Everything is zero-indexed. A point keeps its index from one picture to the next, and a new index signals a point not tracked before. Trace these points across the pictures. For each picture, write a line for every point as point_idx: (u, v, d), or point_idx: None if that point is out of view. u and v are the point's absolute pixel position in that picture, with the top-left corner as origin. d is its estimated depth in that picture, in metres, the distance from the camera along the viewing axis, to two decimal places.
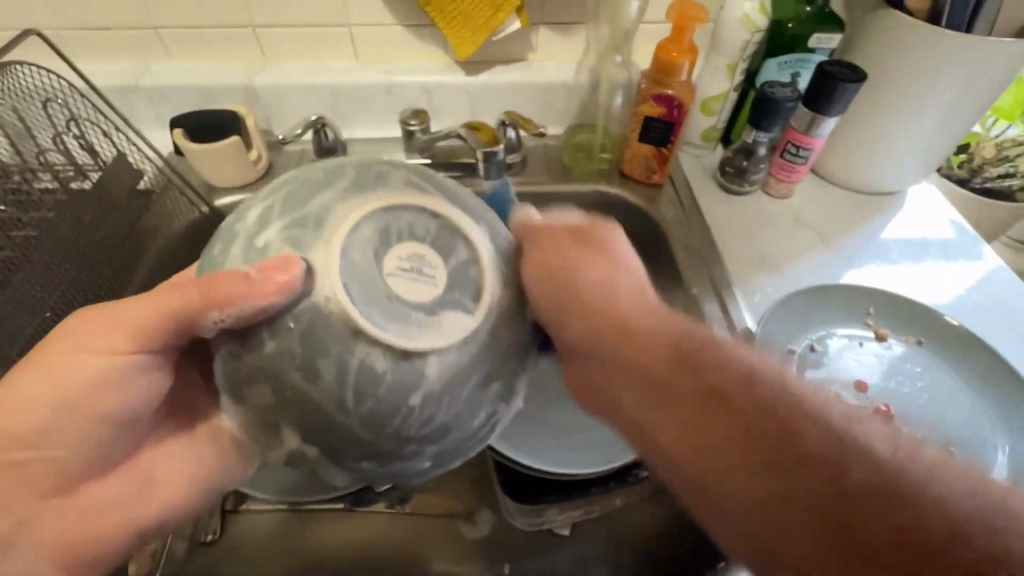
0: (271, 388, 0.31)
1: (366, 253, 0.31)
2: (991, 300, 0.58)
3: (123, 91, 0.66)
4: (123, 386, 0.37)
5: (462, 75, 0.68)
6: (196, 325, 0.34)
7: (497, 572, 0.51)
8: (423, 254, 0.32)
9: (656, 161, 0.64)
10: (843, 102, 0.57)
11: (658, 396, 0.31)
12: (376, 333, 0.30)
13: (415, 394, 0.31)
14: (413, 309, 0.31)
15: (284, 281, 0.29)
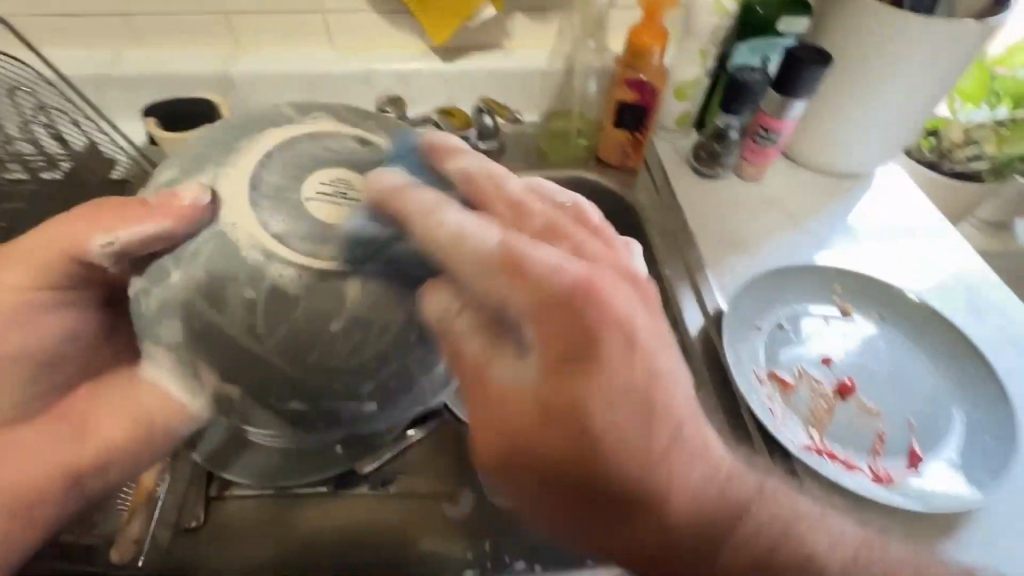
0: (180, 322, 0.34)
1: (282, 175, 0.34)
2: (950, 277, 0.61)
3: (94, 80, 0.66)
4: (31, 323, 0.39)
5: (439, 62, 0.68)
6: (86, 254, 0.36)
7: (479, 549, 0.52)
8: (349, 181, 0.35)
9: (631, 146, 0.65)
10: (809, 85, 0.58)
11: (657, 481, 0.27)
12: (287, 247, 0.33)
13: (336, 319, 0.33)
14: (334, 227, 0.34)
15: (183, 210, 0.33)
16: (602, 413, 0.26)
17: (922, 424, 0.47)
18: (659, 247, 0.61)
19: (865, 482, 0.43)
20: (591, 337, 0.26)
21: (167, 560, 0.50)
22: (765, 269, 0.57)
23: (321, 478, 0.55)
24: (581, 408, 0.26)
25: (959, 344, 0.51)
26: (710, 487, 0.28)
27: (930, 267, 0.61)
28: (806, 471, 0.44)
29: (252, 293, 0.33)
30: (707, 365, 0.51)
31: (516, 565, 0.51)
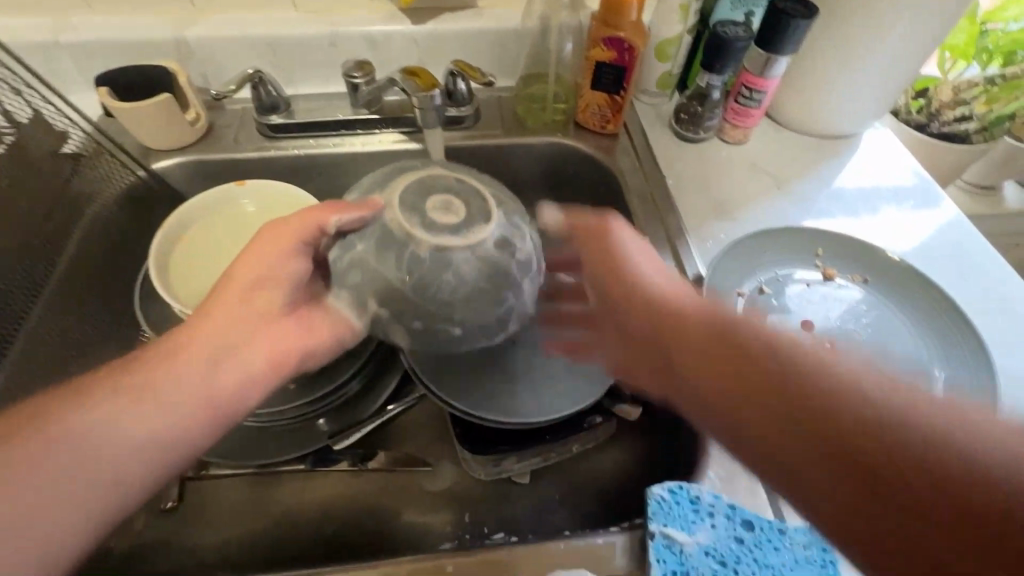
0: (361, 273, 0.44)
1: (410, 194, 0.45)
2: (935, 241, 0.60)
3: (40, 48, 0.62)
4: (279, 262, 0.41)
5: (408, 23, 0.64)
6: (319, 230, 0.43)
7: (458, 522, 0.52)
8: (450, 200, 0.45)
9: (610, 109, 0.63)
10: (795, 40, 0.55)
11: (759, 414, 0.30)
12: (420, 234, 0.43)
13: (446, 272, 0.43)
14: (443, 227, 0.44)
15: (373, 203, 0.44)
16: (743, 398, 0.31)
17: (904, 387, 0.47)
18: (637, 212, 0.60)
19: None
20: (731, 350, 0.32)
21: (142, 541, 0.50)
22: (746, 234, 0.55)
23: (298, 455, 0.53)
24: (740, 444, 0.31)
25: (943, 308, 0.50)
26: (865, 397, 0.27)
27: (916, 231, 0.60)
28: None
29: (395, 259, 0.43)
30: None
31: (495, 537, 0.50)
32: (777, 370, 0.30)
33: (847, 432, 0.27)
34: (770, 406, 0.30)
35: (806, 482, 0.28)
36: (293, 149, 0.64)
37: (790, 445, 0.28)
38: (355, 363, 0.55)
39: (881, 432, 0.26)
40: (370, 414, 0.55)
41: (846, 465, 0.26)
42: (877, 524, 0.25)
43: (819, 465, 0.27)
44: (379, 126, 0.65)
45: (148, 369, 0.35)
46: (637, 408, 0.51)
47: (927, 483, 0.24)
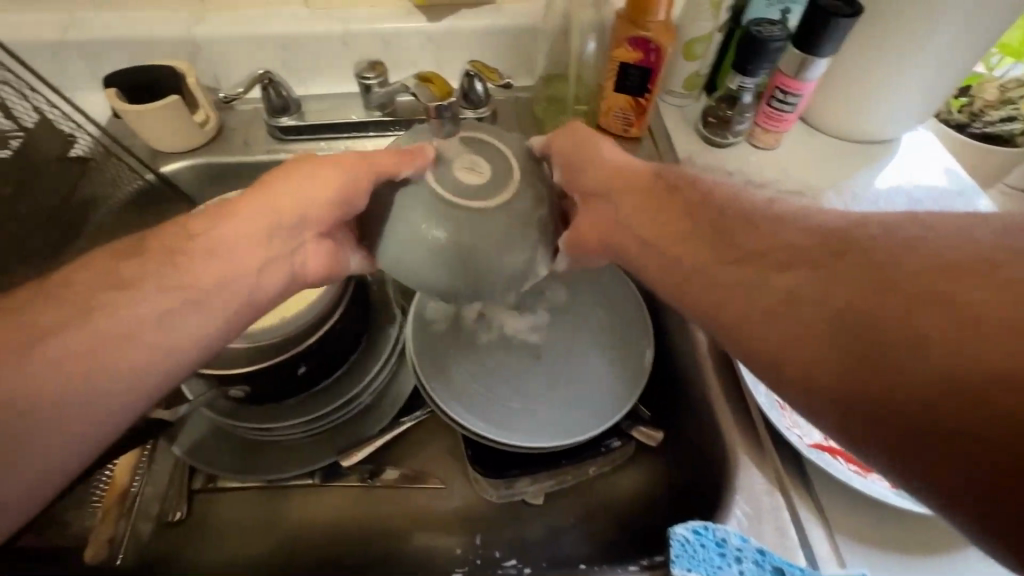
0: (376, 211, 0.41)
1: (451, 148, 0.41)
2: None
3: (50, 47, 0.60)
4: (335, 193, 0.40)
5: (423, 21, 0.62)
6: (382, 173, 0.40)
7: (469, 544, 0.50)
8: (479, 166, 0.40)
9: (633, 113, 0.60)
10: (835, 39, 0.52)
11: (745, 281, 0.32)
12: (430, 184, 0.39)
13: (429, 230, 0.38)
14: (454, 187, 0.39)
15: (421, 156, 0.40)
16: (727, 274, 0.33)
17: None
18: None
19: (880, 488, 0.39)
20: (723, 235, 0.35)
21: (148, 554, 0.49)
22: None
23: (306, 471, 0.52)
24: (749, 331, 0.31)
25: None
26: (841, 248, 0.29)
27: None
28: (815, 472, 0.41)
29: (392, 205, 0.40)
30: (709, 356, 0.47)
31: (507, 564, 0.48)
32: (767, 259, 0.32)
33: (842, 297, 0.27)
34: (772, 291, 0.31)
35: (804, 358, 0.28)
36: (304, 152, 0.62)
37: (789, 322, 0.29)
38: (384, 351, 0.55)
39: (877, 285, 0.26)
40: (381, 428, 0.54)
41: (849, 325, 0.27)
42: (884, 375, 0.25)
43: (815, 337, 0.28)
44: (392, 128, 0.63)
45: (199, 265, 0.36)
46: (657, 432, 0.49)
47: (916, 331, 0.24)
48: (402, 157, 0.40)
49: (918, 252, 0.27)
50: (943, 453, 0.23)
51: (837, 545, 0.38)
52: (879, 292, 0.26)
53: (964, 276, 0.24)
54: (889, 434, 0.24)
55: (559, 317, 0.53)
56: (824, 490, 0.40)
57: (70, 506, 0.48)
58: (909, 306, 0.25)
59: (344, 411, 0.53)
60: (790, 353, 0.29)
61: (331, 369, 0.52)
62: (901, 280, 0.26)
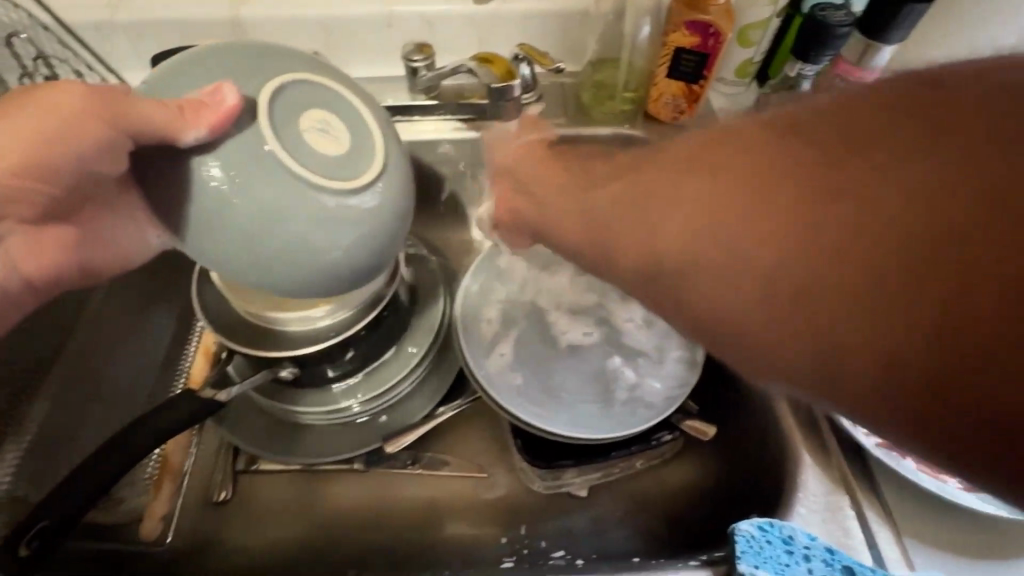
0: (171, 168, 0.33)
1: (305, 103, 0.36)
2: None
3: (96, 28, 0.60)
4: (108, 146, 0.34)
5: (469, 3, 0.61)
6: (167, 132, 0.32)
7: (513, 534, 0.50)
8: (331, 129, 0.36)
9: (685, 99, 0.58)
10: (905, 26, 0.50)
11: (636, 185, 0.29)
12: (273, 140, 0.33)
13: (235, 200, 0.32)
14: (302, 148, 0.34)
15: (227, 109, 0.32)
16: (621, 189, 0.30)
17: None
18: None
19: (948, 487, 0.38)
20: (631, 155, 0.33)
21: (195, 534, 0.49)
22: None
23: (349, 455, 0.52)
24: (678, 270, 0.26)
25: None
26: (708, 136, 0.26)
27: None
28: (881, 470, 0.40)
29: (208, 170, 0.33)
30: None
31: (554, 555, 0.48)
32: (663, 159, 0.28)
33: (726, 181, 0.24)
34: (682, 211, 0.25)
35: (696, 259, 0.25)
36: None
37: (671, 218, 0.26)
38: (427, 339, 0.54)
39: (789, 178, 0.22)
40: (423, 415, 0.53)
41: (778, 239, 0.22)
42: (832, 285, 0.20)
43: (705, 231, 0.24)
44: (436, 111, 0.61)
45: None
46: (709, 428, 0.47)
47: (851, 226, 0.20)
48: (175, 115, 0.31)
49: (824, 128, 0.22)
50: (922, 375, 0.19)
51: (906, 547, 0.37)
52: (799, 182, 0.21)
53: (889, 142, 0.20)
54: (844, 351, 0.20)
55: (605, 317, 0.54)
56: (891, 490, 0.39)
57: (122, 484, 0.48)
58: (843, 202, 0.20)
59: (386, 397, 0.53)
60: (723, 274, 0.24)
61: (377, 355, 0.52)
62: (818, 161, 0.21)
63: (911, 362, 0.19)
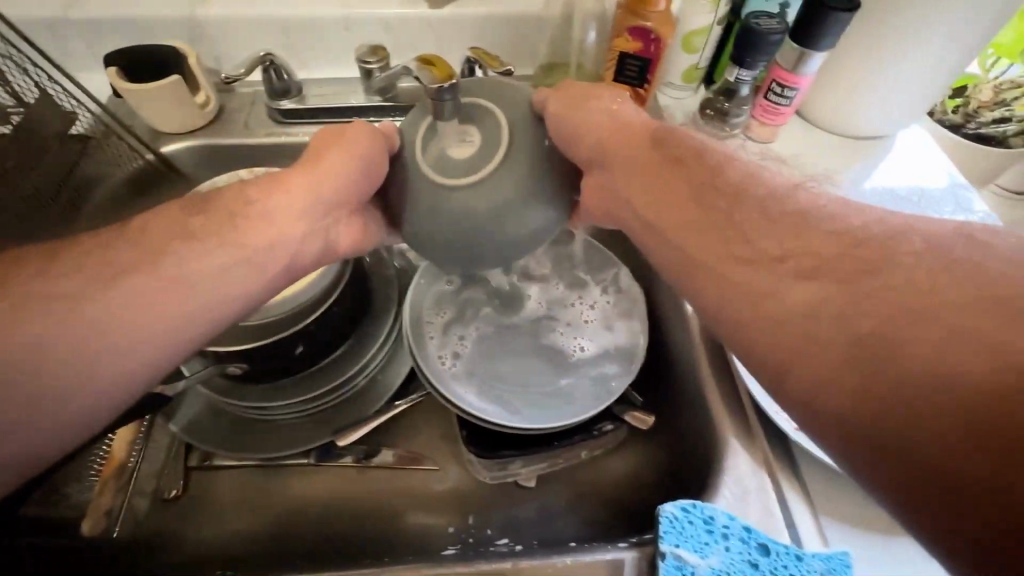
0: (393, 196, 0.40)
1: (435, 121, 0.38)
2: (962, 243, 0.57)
3: (50, 25, 0.60)
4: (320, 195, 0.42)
5: (426, 7, 0.62)
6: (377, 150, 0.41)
7: (461, 524, 0.51)
8: (466, 132, 0.38)
9: (632, 103, 0.60)
10: (832, 35, 0.52)
11: (746, 255, 0.32)
12: (427, 169, 0.38)
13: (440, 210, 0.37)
14: (451, 160, 0.37)
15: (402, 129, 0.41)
16: (717, 249, 0.33)
17: None
18: None
19: None
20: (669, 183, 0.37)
21: (142, 531, 0.49)
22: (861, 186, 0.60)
23: (301, 450, 0.53)
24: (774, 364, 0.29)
25: None
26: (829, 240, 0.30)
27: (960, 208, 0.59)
28: (803, 456, 0.42)
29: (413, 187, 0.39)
30: (703, 346, 0.48)
31: (499, 542, 0.49)
32: (773, 257, 0.31)
33: (860, 310, 0.26)
34: (777, 280, 0.30)
35: (809, 364, 0.27)
36: (303, 136, 0.63)
37: (791, 327, 0.28)
38: (380, 337, 0.56)
39: (906, 300, 0.25)
40: (375, 410, 0.54)
41: (893, 378, 0.24)
42: (873, 379, 0.25)
43: (831, 350, 0.26)
44: (392, 113, 0.63)
45: (240, 229, 0.39)
46: (649, 417, 0.50)
47: (921, 338, 0.24)
48: (380, 136, 0.41)
49: (928, 264, 0.26)
50: (978, 537, 0.21)
51: (822, 527, 0.39)
52: (904, 307, 0.25)
53: (999, 306, 0.23)
54: (865, 433, 0.24)
55: (569, 320, 0.54)
56: (809, 474, 0.41)
57: (68, 480, 0.48)
58: (960, 361, 0.23)
59: (340, 391, 0.54)
60: (781, 348, 0.28)
61: (330, 351, 0.53)
62: (900, 288, 0.26)
63: (917, 463, 0.23)
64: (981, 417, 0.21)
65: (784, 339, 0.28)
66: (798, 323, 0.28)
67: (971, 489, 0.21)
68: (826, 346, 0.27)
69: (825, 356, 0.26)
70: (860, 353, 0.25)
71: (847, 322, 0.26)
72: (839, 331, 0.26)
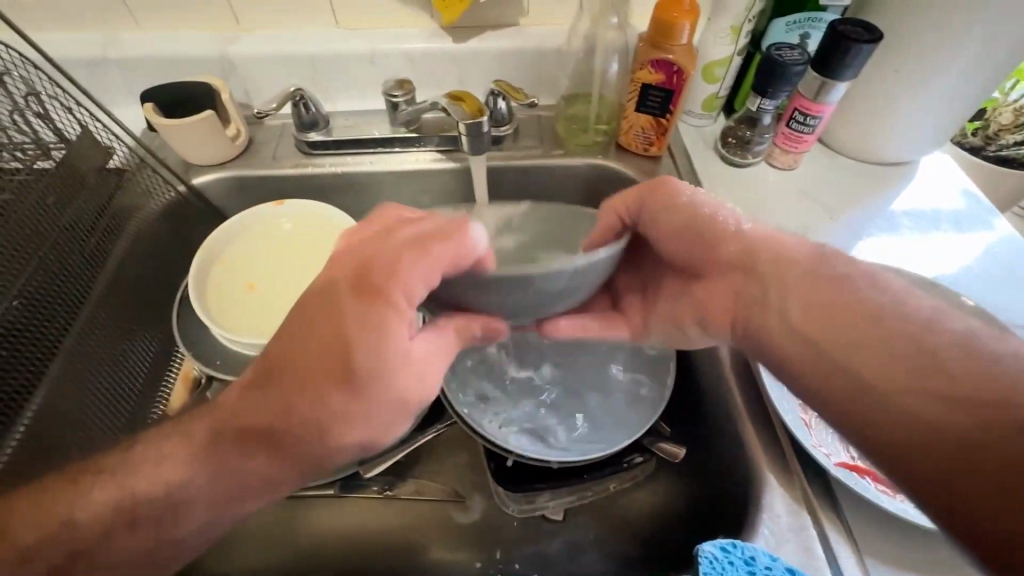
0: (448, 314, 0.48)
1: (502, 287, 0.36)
2: (992, 264, 0.56)
3: (90, 63, 0.62)
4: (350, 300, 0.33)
5: (448, 42, 0.64)
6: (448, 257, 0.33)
7: (488, 557, 0.50)
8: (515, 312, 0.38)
9: (654, 132, 0.61)
10: (856, 65, 0.52)
11: (804, 314, 0.35)
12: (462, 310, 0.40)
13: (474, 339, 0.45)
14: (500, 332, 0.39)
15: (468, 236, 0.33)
16: (767, 304, 0.37)
17: (1012, 310, 0.52)
18: None
19: None
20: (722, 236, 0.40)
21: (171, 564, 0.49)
22: (868, 232, 0.59)
23: (326, 482, 0.52)
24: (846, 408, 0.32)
25: None
26: (878, 311, 0.33)
27: (974, 244, 0.58)
28: (843, 490, 0.41)
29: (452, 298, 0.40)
30: (734, 376, 0.47)
31: None
32: (824, 320, 0.34)
33: (900, 377, 0.30)
34: (832, 340, 0.33)
35: (864, 410, 0.31)
36: (331, 166, 0.64)
37: (845, 379, 0.32)
38: None
39: (934, 376, 0.29)
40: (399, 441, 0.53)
41: (925, 430, 0.29)
42: (916, 434, 0.29)
43: (875, 401, 0.31)
44: (417, 144, 0.64)
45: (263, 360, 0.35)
46: (679, 449, 0.48)
47: (941, 407, 0.28)
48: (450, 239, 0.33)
49: (962, 344, 0.30)
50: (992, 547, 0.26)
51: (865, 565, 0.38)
52: (931, 384, 0.29)
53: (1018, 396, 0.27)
54: (919, 469, 0.29)
55: (595, 350, 0.54)
56: (849, 509, 0.40)
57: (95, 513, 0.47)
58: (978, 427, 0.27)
59: None
60: (847, 392, 0.32)
61: None
62: (928, 350, 0.30)
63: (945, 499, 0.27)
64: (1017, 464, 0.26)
65: (844, 389, 0.32)
66: (843, 381, 0.32)
67: (992, 525, 0.26)
68: (877, 399, 0.31)
69: (873, 408, 0.31)
70: (900, 407, 0.30)
71: (892, 378, 0.30)
72: (880, 388, 0.31)
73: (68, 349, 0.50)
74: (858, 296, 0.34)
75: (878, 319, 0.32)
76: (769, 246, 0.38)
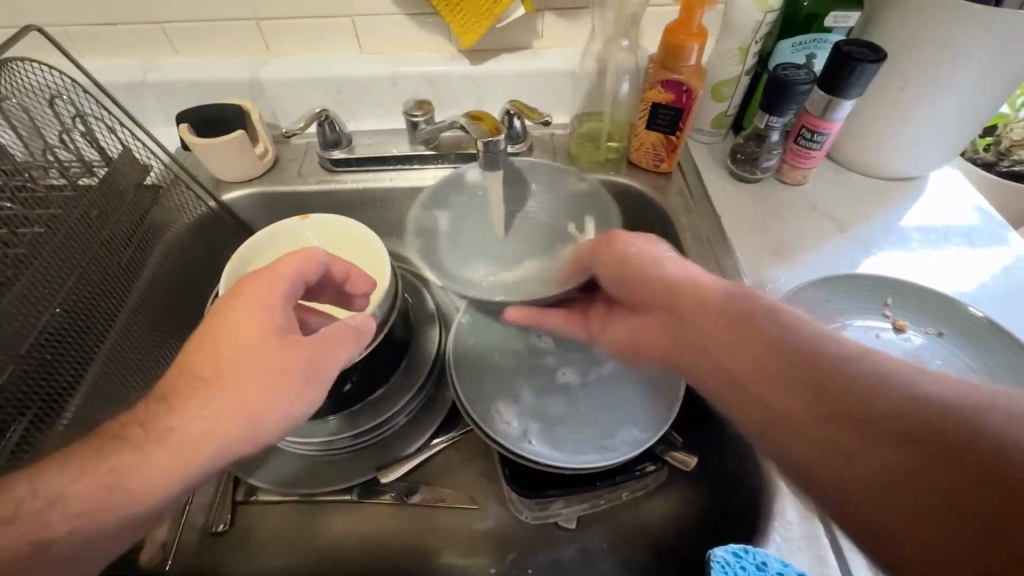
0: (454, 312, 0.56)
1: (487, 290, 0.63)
2: (1005, 278, 0.56)
3: (130, 88, 0.66)
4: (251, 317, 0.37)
5: (466, 64, 0.67)
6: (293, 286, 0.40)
7: (502, 563, 0.51)
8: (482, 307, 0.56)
9: (664, 149, 0.63)
10: (861, 83, 0.54)
11: (730, 350, 0.35)
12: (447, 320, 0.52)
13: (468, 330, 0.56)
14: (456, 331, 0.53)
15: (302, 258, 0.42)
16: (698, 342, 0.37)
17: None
18: (692, 252, 0.59)
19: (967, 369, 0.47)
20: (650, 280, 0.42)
21: (193, 565, 0.50)
22: (879, 245, 0.60)
23: (344, 486, 0.54)
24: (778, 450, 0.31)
25: None
26: (796, 344, 0.32)
27: (986, 257, 0.58)
28: None
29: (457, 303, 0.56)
30: None
31: None
32: (750, 357, 0.34)
33: (822, 413, 0.29)
34: (759, 378, 0.33)
35: (797, 453, 0.30)
36: (353, 182, 0.67)
37: (772, 418, 0.32)
38: (421, 374, 0.58)
39: (853, 409, 0.28)
40: (416, 446, 0.56)
41: (859, 474, 0.27)
42: (850, 478, 0.28)
43: (808, 444, 0.30)
44: (435, 161, 0.67)
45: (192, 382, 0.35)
46: (690, 457, 0.50)
47: (870, 450, 0.27)
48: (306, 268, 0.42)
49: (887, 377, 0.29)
50: None
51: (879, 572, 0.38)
52: (853, 424, 0.28)
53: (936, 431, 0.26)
54: (870, 519, 0.27)
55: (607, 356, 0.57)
56: None
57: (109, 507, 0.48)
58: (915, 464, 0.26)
59: (383, 428, 0.55)
60: (771, 429, 0.32)
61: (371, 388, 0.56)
62: (844, 384, 0.29)
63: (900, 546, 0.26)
64: (974, 490, 0.24)
65: (774, 429, 0.31)
66: (777, 425, 0.31)
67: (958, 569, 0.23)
68: (807, 441, 0.30)
69: (806, 451, 0.30)
70: (836, 447, 0.28)
71: (816, 413, 0.29)
72: (807, 430, 0.30)
73: (104, 355, 0.52)
74: (779, 329, 0.33)
75: (798, 352, 0.32)
76: (698, 286, 0.39)
